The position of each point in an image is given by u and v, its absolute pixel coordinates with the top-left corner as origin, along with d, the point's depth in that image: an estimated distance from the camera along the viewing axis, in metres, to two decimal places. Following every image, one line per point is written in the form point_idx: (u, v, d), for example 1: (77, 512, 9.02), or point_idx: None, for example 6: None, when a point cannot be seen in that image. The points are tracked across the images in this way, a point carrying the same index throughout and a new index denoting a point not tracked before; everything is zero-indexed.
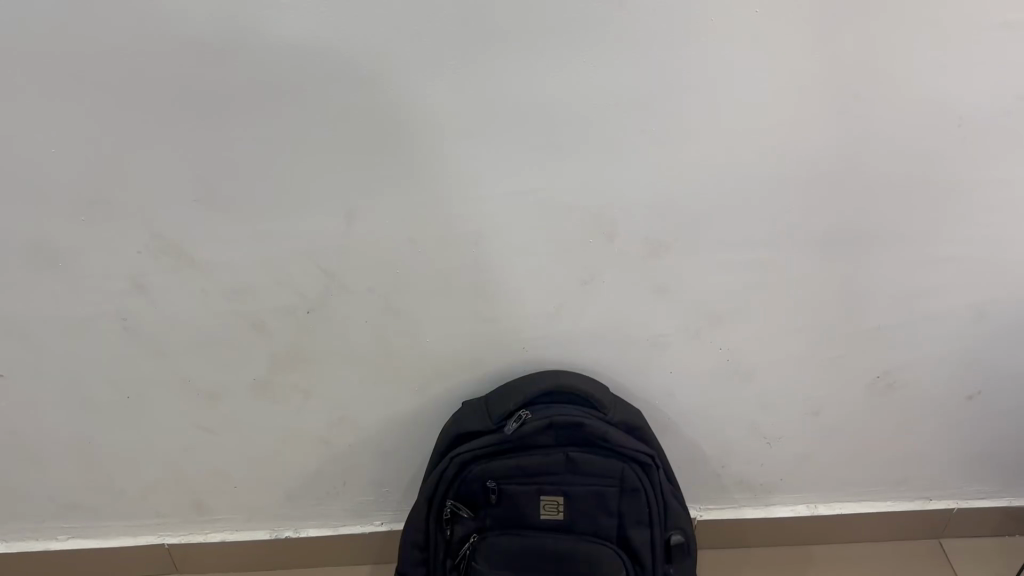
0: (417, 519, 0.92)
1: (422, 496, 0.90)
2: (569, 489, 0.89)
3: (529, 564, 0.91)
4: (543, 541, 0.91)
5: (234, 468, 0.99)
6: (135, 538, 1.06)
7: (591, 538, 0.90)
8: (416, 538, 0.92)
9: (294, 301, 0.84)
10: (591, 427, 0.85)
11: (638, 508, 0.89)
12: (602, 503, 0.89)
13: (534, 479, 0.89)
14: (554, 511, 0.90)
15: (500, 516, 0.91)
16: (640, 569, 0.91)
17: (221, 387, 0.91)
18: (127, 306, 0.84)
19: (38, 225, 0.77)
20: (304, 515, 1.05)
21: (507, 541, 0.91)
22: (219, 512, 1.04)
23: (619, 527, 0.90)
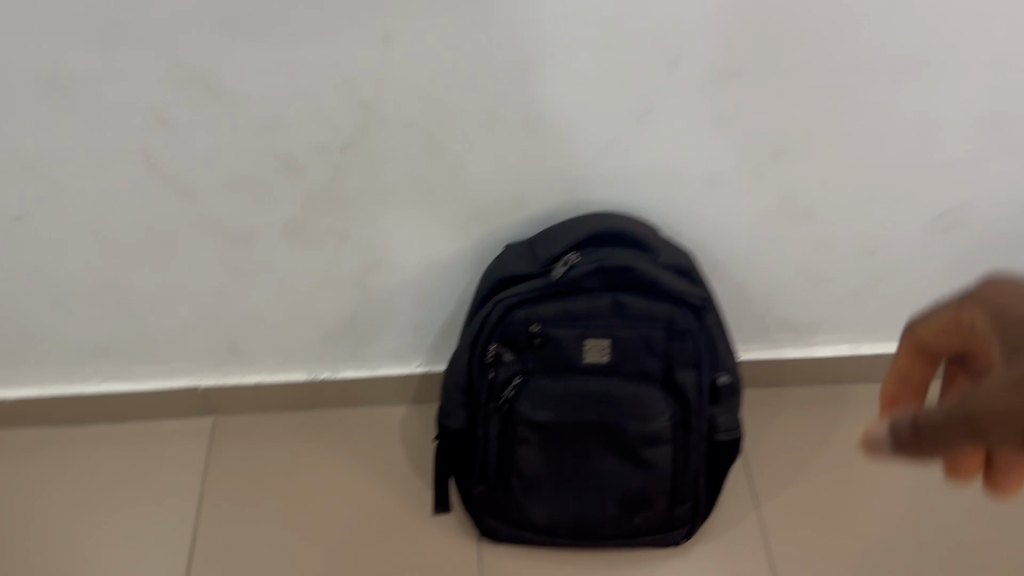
0: (460, 363, 0.90)
1: (465, 339, 0.88)
2: (616, 331, 0.86)
3: (576, 406, 0.90)
4: (589, 384, 0.89)
5: (268, 313, 0.97)
6: (170, 381, 1.06)
7: (638, 382, 0.89)
8: (459, 381, 0.90)
9: (328, 138, 0.78)
10: (641, 271, 0.82)
11: (687, 351, 0.87)
12: (648, 348, 0.87)
13: (580, 323, 0.86)
14: (600, 356, 0.87)
15: (545, 360, 0.89)
16: (687, 412, 0.89)
17: (253, 229, 0.87)
18: (149, 142, 0.78)
19: (48, 53, 0.70)
20: (339, 359, 1.04)
21: (551, 384, 0.89)
22: (253, 355, 1.03)
23: (667, 370, 0.88)
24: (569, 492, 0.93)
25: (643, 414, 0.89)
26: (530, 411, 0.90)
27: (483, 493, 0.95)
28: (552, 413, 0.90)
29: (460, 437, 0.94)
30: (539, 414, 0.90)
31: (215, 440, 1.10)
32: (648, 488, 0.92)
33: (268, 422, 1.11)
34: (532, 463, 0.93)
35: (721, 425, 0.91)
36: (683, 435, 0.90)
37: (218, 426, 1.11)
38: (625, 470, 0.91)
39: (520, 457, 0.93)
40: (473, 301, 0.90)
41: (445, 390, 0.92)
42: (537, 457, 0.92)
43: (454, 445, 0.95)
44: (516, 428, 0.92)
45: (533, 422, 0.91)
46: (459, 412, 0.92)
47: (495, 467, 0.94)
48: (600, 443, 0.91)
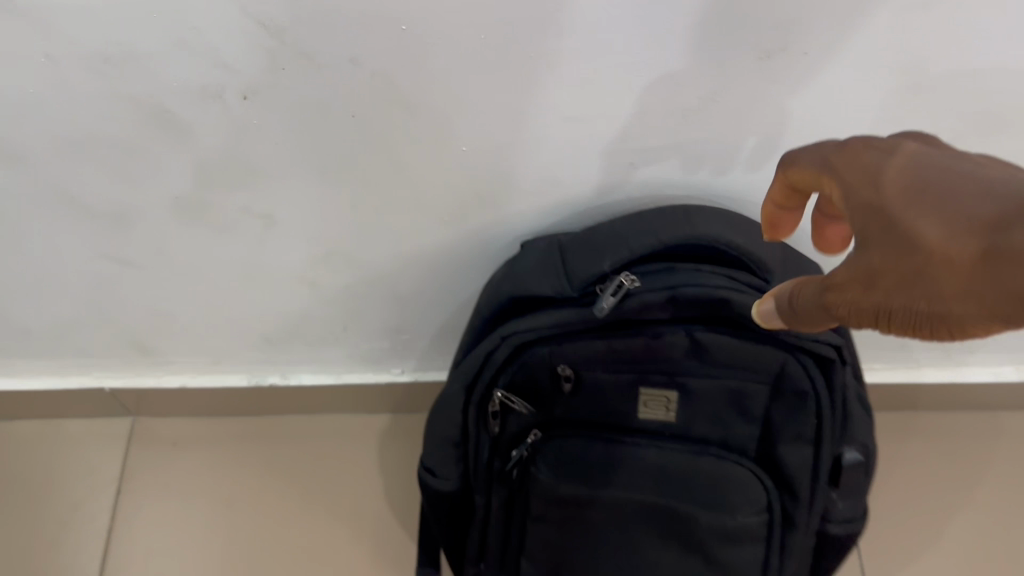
0: (450, 407, 0.59)
1: (457, 374, 0.58)
2: (688, 382, 0.55)
3: (620, 479, 0.59)
4: (643, 452, 0.58)
5: (178, 310, 0.67)
6: (63, 379, 0.77)
7: (719, 454, 0.58)
8: (450, 430, 0.61)
9: (223, 81, 0.45)
10: (742, 307, 0.50)
11: (800, 419, 0.55)
12: (738, 405, 0.56)
13: (635, 364, 0.55)
14: (662, 411, 0.57)
15: (577, 409, 0.58)
16: (789, 501, 0.59)
17: (130, 210, 0.55)
18: None
19: None
20: (292, 361, 0.75)
21: (585, 445, 0.59)
22: (172, 355, 0.74)
23: (762, 440, 0.57)
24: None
25: (722, 501, 0.58)
26: (551, 481, 0.61)
27: (481, 574, 0.67)
28: (583, 484, 0.60)
29: (449, 501, 0.65)
30: (564, 485, 0.60)
31: (132, 451, 0.82)
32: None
33: (204, 429, 0.83)
34: (550, 547, 0.63)
35: (836, 515, 0.60)
36: (779, 531, 0.59)
37: (138, 429, 0.83)
38: (687, 569, 0.62)
39: (534, 537, 0.64)
40: (474, 316, 0.60)
41: (429, 436, 0.62)
42: (558, 540, 0.63)
43: (441, 509, 0.66)
44: (530, 499, 0.63)
45: (555, 496, 0.61)
46: (450, 468, 0.63)
47: (498, 543, 0.66)
48: (652, 531, 0.61)
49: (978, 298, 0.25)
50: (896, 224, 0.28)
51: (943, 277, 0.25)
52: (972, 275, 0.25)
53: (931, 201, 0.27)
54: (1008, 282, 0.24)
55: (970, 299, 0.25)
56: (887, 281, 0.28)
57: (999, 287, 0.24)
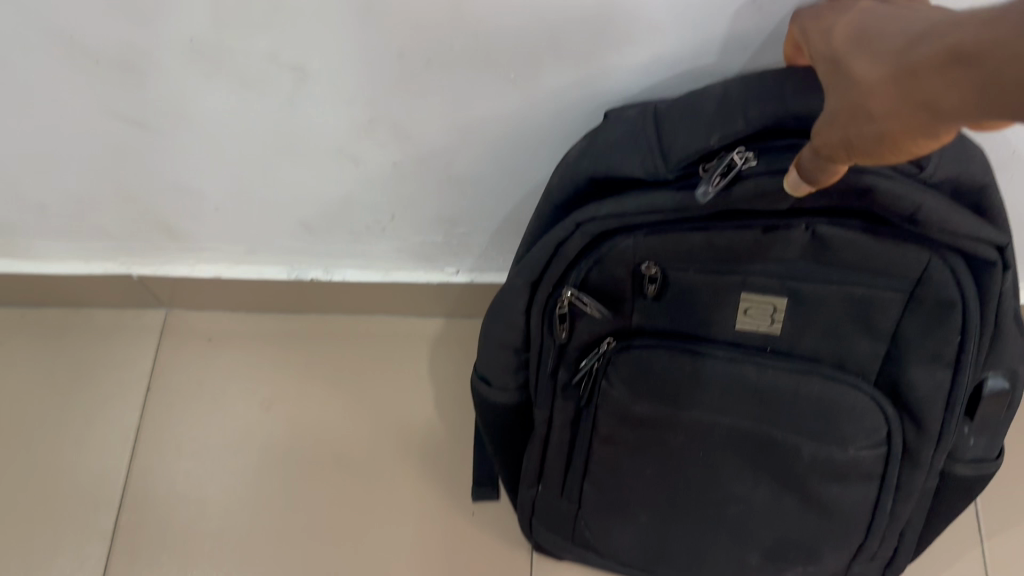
0: (509, 308, 0.50)
1: (518, 269, 0.48)
2: (802, 287, 0.45)
3: (708, 400, 0.50)
4: (738, 372, 0.49)
5: (206, 188, 0.59)
6: (88, 265, 0.71)
7: (832, 376, 0.48)
8: (508, 334, 0.52)
9: None
10: (881, 194, 0.40)
11: (940, 337, 0.45)
12: (862, 319, 0.46)
13: (737, 262, 0.45)
14: (767, 321, 0.47)
15: (661, 316, 0.49)
16: (913, 433, 0.49)
17: (137, 53, 0.46)
18: None
19: None
20: (334, 253, 0.67)
21: (672, 360, 0.49)
22: (204, 242, 0.66)
23: (888, 361, 0.47)
24: (678, 518, 0.56)
25: (832, 431, 0.49)
26: (628, 400, 0.52)
27: (539, 496, 0.60)
28: (664, 404, 0.51)
29: (505, 415, 0.57)
30: (641, 404, 0.52)
31: (164, 345, 0.76)
32: (815, 530, 0.54)
33: (240, 326, 0.77)
34: (620, 470, 0.56)
35: (966, 449, 0.51)
36: (896, 466, 0.50)
37: (171, 322, 0.77)
38: (779, 502, 0.54)
39: (602, 460, 0.56)
40: (541, 201, 0.50)
41: (483, 341, 0.53)
42: (630, 464, 0.55)
43: (495, 423, 0.58)
44: (601, 417, 0.53)
45: (630, 415, 0.53)
46: (507, 376, 0.54)
47: (559, 465, 0.57)
48: (743, 459, 0.52)
49: (899, 111, 0.29)
50: (847, 68, 0.32)
51: (877, 101, 0.29)
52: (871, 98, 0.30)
53: (869, 47, 0.31)
54: (913, 90, 0.28)
55: (896, 115, 0.29)
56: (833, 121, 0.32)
57: (912, 97, 0.28)
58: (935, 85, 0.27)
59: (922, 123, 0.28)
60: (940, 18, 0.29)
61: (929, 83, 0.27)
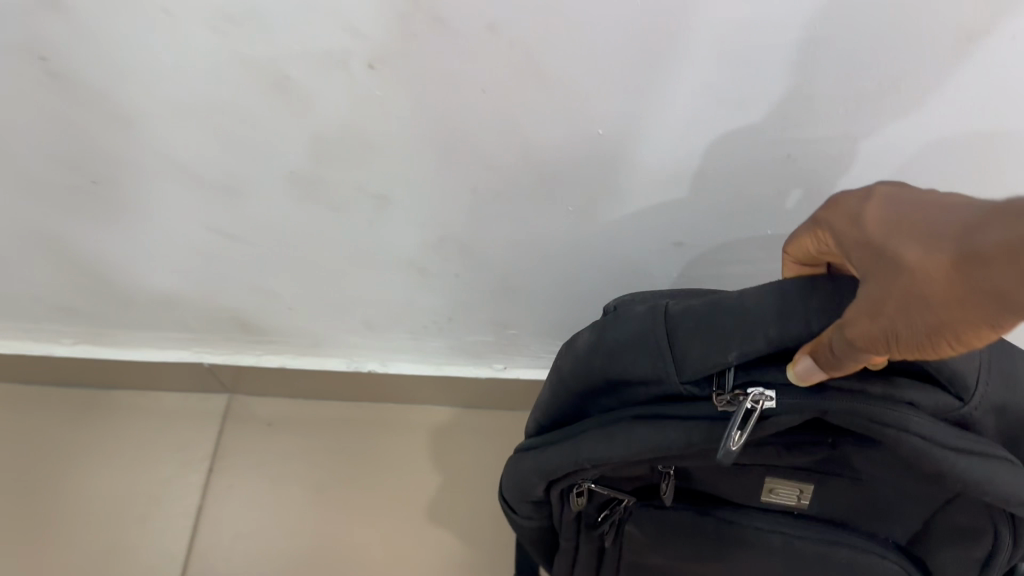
0: (522, 482, 0.52)
1: (535, 455, 0.50)
2: (832, 477, 0.47)
3: (733, 559, 0.53)
4: (762, 543, 0.52)
5: (283, 289, 0.64)
6: (164, 352, 0.77)
7: (866, 550, 0.50)
8: (526, 500, 0.53)
9: (341, 44, 0.41)
10: (911, 456, 0.40)
11: (969, 534, 0.48)
12: (894, 508, 0.48)
13: (757, 463, 0.47)
14: (793, 500, 0.49)
15: (691, 481, 0.50)
16: None
17: (239, 177, 0.52)
18: (35, 31, 0.43)
19: None
20: (392, 349, 0.72)
21: (693, 522, 0.52)
22: (273, 335, 0.72)
23: (917, 536, 0.50)
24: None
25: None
26: (652, 550, 0.56)
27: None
28: (692, 557, 0.55)
29: (535, 541, 0.60)
30: (666, 551, 0.55)
31: (227, 428, 0.81)
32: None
33: (297, 410, 0.82)
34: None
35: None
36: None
37: (234, 406, 0.82)
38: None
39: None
40: (559, 374, 0.51)
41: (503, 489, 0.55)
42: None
43: (525, 542, 0.60)
44: (625, 556, 0.57)
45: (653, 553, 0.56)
46: (533, 521, 0.57)
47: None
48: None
49: (970, 298, 0.30)
50: (892, 255, 0.33)
51: (945, 290, 0.31)
52: (941, 287, 0.31)
53: (915, 233, 0.33)
54: (988, 280, 0.29)
55: (966, 304, 0.30)
56: (886, 307, 0.33)
57: (986, 286, 0.29)
58: (1012, 275, 0.29)
59: (989, 313, 0.30)
60: (990, 207, 0.31)
61: (1008, 273, 0.29)
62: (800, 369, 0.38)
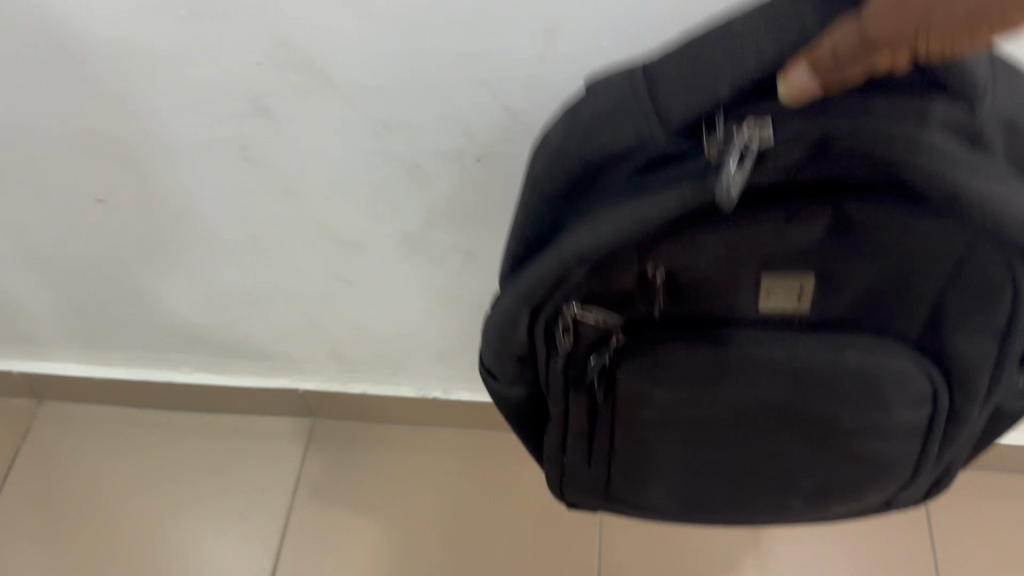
0: (504, 345, 0.51)
1: (501, 314, 0.49)
2: (831, 270, 0.46)
3: (740, 382, 0.51)
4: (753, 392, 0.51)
5: (377, 324, 0.84)
6: (266, 379, 0.95)
7: (865, 357, 0.49)
8: (504, 354, 0.52)
9: (461, 146, 0.61)
10: (922, 180, 0.40)
11: (978, 342, 0.47)
12: (897, 299, 0.47)
13: (745, 241, 0.45)
14: (792, 300, 0.48)
15: (675, 260, 0.47)
16: (958, 399, 0.51)
17: (367, 234, 0.72)
18: (247, 131, 0.64)
19: (124, 31, 0.56)
20: (453, 377, 0.91)
21: (685, 361, 0.50)
22: (360, 364, 0.90)
23: (931, 328, 0.48)
24: (717, 481, 0.60)
25: (870, 398, 0.51)
26: (646, 389, 0.52)
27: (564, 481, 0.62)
28: (686, 398, 0.53)
29: (520, 407, 0.59)
30: (660, 389, 0.52)
31: (312, 446, 0.99)
32: (836, 478, 0.58)
33: (367, 431, 0.99)
34: (647, 461, 0.59)
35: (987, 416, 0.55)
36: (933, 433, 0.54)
37: (316, 429, 1.00)
38: (818, 466, 0.57)
39: (621, 431, 0.56)
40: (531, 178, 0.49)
41: (482, 344, 0.53)
42: (656, 464, 0.59)
43: (502, 393, 0.58)
44: (609, 408, 0.55)
45: (640, 413, 0.54)
46: (515, 374, 0.55)
47: (575, 453, 0.59)
48: (771, 422, 0.54)
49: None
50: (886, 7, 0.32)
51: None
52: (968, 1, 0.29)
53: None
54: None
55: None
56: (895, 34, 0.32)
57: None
58: None
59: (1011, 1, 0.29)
60: None
61: None
62: (795, 84, 0.37)
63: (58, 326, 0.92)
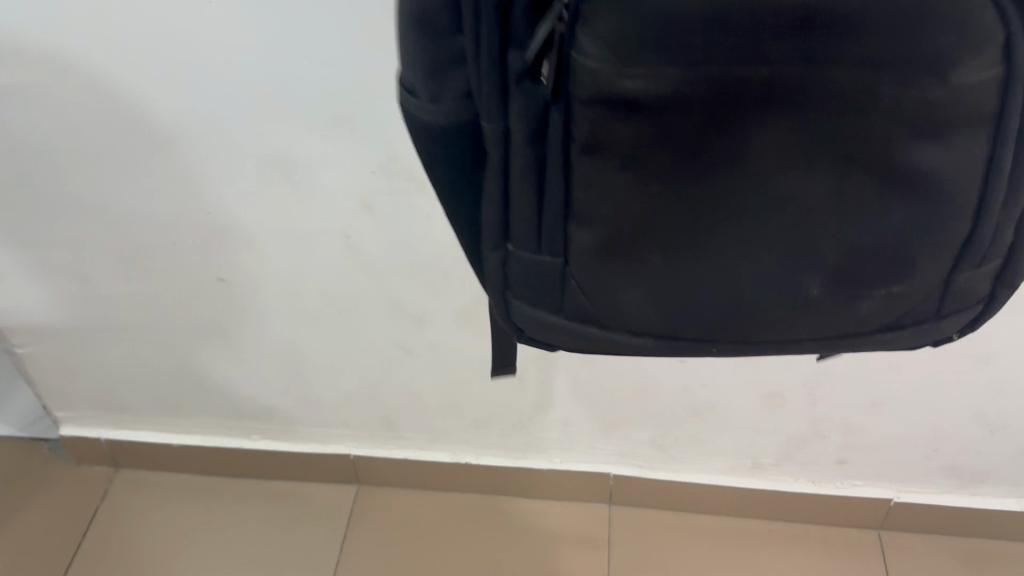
0: (434, 27, 0.44)
1: None
2: None
3: (726, 61, 0.41)
4: (760, 68, 0.41)
5: (427, 391, 1.01)
6: (323, 446, 1.11)
7: (926, 81, 0.42)
8: (429, 60, 0.45)
9: None
10: None
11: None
12: None
13: None
14: None
15: None
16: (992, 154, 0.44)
17: (430, 311, 0.92)
18: (353, 224, 0.85)
19: (278, 144, 0.79)
20: (485, 443, 1.07)
21: (676, 27, 0.40)
22: (406, 430, 1.07)
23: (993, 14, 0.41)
24: (707, 282, 0.49)
25: (931, 36, 0.40)
26: (608, 75, 0.42)
27: (511, 289, 0.53)
28: (676, 99, 0.42)
29: (439, 143, 0.49)
30: (635, 74, 0.42)
31: (358, 509, 1.13)
32: (898, 226, 0.47)
33: (407, 498, 1.14)
34: (629, 207, 0.46)
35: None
36: (992, 168, 0.45)
37: (361, 494, 1.14)
38: (842, 213, 0.46)
39: (583, 178, 0.46)
40: None
41: (404, 60, 0.46)
42: (648, 226, 0.47)
43: (445, 152, 0.49)
44: (581, 121, 0.44)
45: (613, 95, 0.42)
46: (447, 87, 0.46)
47: (527, 165, 0.47)
48: (810, 190, 0.45)
49: None
50: None
51: None
52: None
53: None
54: None
55: None
56: None
57: None
58: None
59: None
60: None
61: None
62: None
63: (151, 394, 1.09)
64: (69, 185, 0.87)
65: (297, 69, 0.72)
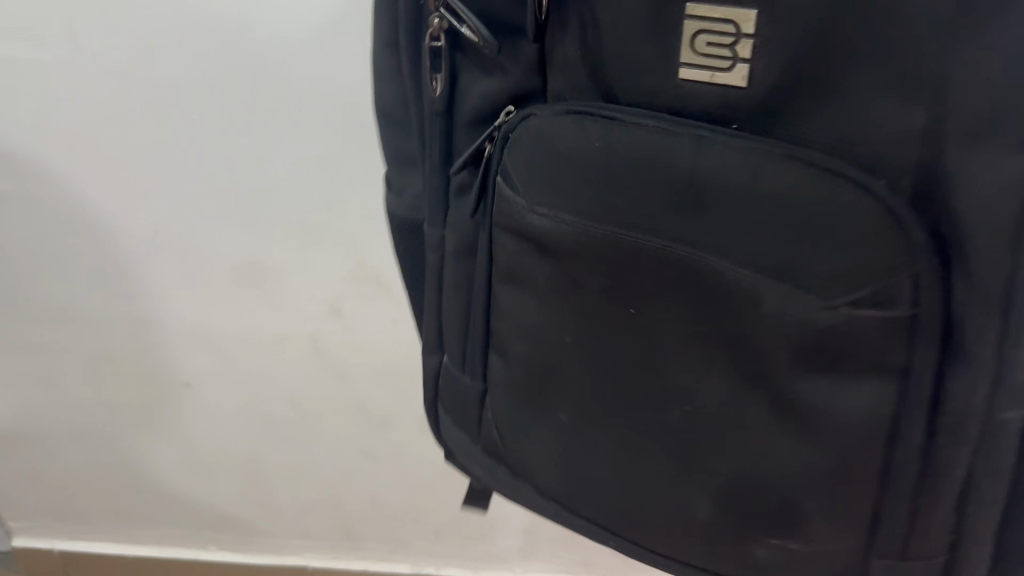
0: (403, 131, 0.62)
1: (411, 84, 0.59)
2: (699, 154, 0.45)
3: (607, 229, 0.49)
4: (632, 241, 0.49)
5: (387, 498, 1.01)
6: (280, 558, 1.09)
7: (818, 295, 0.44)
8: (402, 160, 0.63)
9: None
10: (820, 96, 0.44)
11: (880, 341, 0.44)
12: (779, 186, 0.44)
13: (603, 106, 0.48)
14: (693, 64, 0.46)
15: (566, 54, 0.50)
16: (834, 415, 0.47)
17: (393, 414, 0.94)
18: (321, 327, 0.88)
19: (252, 249, 0.84)
20: (446, 554, 1.06)
21: (561, 193, 0.50)
22: (367, 539, 1.06)
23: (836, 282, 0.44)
24: (604, 445, 0.55)
25: (807, 273, 0.44)
26: (519, 208, 0.52)
27: (443, 376, 0.65)
28: (575, 248, 0.51)
29: (409, 231, 0.65)
30: (535, 225, 0.51)
31: None
32: (783, 467, 0.49)
33: None
34: (542, 348, 0.55)
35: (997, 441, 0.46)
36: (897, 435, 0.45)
37: None
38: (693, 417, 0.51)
39: (511, 293, 0.56)
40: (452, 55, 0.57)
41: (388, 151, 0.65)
42: (558, 360, 0.55)
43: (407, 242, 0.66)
44: (510, 243, 0.54)
45: (523, 233, 0.52)
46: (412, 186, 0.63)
47: (452, 275, 0.60)
48: (680, 390, 0.51)
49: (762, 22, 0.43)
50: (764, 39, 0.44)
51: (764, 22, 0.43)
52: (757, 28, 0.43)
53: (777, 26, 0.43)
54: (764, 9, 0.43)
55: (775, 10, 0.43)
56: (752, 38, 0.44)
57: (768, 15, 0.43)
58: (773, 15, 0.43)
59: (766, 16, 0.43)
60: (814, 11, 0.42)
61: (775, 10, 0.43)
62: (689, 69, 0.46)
63: (107, 504, 1.08)
64: (44, 289, 0.89)
65: (276, 170, 0.79)
